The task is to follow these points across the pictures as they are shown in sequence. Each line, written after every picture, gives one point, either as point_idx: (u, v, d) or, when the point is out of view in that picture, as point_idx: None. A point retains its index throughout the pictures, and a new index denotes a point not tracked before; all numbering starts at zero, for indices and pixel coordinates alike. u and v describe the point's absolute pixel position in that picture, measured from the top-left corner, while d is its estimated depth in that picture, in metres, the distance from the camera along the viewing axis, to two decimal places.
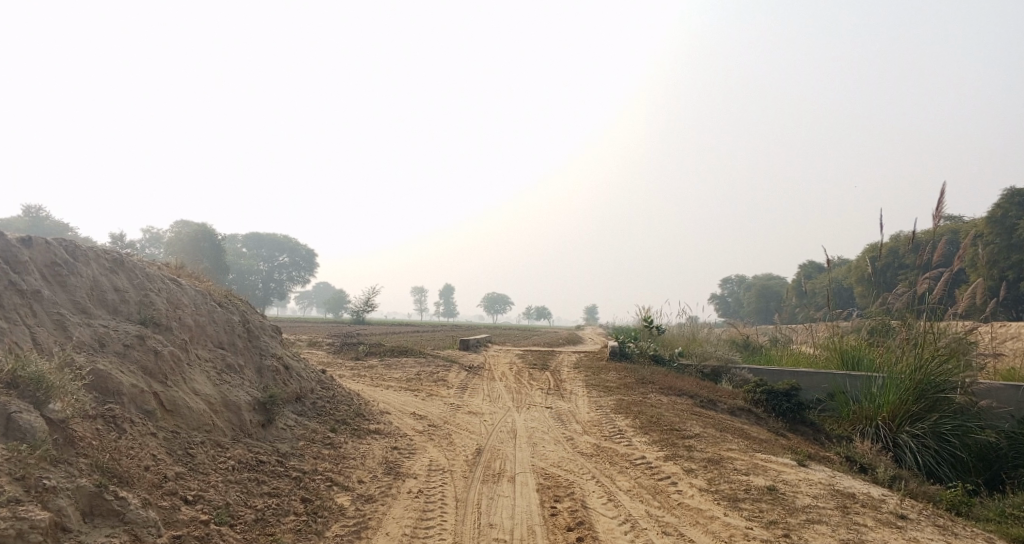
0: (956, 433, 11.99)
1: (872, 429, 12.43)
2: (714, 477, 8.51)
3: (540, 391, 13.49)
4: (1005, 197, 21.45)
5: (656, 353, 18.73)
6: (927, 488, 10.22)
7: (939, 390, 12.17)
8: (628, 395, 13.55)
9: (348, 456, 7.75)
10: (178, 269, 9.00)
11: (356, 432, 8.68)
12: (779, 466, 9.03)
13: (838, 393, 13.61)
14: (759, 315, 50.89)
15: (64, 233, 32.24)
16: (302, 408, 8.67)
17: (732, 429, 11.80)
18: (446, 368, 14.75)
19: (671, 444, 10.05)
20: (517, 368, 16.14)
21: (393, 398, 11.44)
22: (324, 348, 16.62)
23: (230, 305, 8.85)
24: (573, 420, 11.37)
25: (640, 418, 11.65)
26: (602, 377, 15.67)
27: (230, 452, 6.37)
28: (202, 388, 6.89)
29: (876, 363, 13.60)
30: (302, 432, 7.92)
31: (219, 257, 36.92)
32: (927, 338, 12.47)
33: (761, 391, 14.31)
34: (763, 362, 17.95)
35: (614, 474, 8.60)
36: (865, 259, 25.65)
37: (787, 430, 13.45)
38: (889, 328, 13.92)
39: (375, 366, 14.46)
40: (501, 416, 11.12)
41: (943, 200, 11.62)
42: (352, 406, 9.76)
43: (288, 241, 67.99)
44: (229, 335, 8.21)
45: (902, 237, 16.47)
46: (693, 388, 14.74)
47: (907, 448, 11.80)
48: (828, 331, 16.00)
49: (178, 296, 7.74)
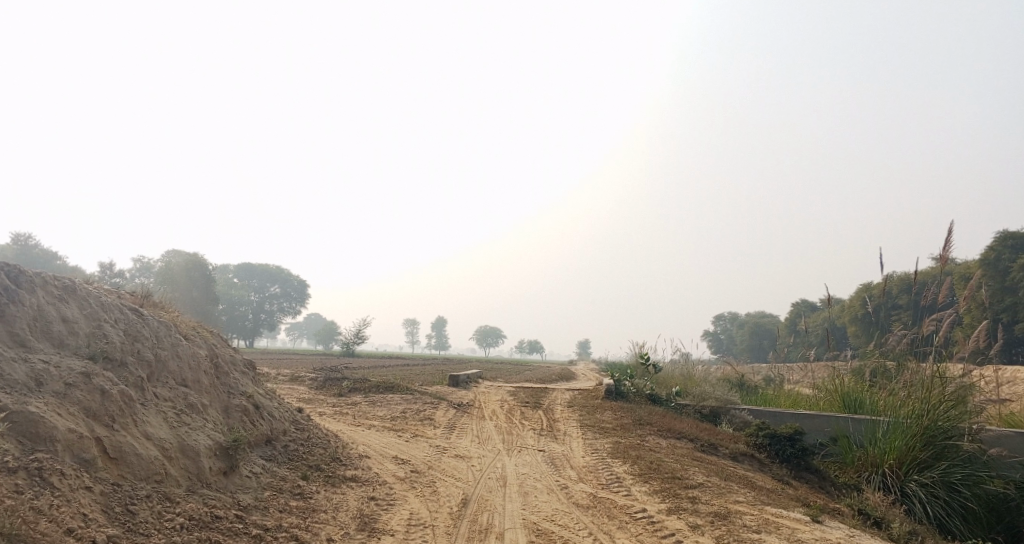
0: (966, 483, 11.27)
1: (877, 477, 11.68)
2: (722, 535, 7.79)
3: (533, 432, 12.74)
4: (998, 241, 21.14)
5: (653, 392, 17.96)
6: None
7: (948, 437, 11.48)
8: (625, 438, 12.81)
9: (318, 508, 7.00)
10: (142, 298, 8.28)
11: (330, 479, 7.94)
12: (791, 523, 8.31)
13: (841, 437, 12.89)
14: (751, 353, 50.33)
15: (51, 259, 31.53)
16: (272, 452, 7.95)
17: (735, 477, 11.05)
18: (434, 406, 13.99)
19: (674, 495, 9.31)
20: (508, 406, 15.37)
21: (374, 439, 10.67)
22: (307, 384, 15.81)
23: (197, 338, 8.12)
24: (567, 466, 10.62)
25: (638, 463, 10.90)
26: (597, 417, 14.93)
27: (180, 508, 5.63)
28: (156, 431, 6.15)
29: (879, 406, 12.94)
30: (269, 480, 7.19)
31: (209, 287, 36.08)
32: (935, 381, 11.82)
33: (764, 435, 13.54)
34: (759, 401, 17.29)
35: (612, 530, 7.87)
36: (860, 298, 25.01)
37: (791, 477, 12.68)
38: (891, 371, 13.33)
39: (359, 403, 13.70)
40: (490, 460, 10.37)
41: (951, 240, 11.18)
42: (328, 449, 9.01)
43: (280, 272, 67.13)
44: (194, 370, 7.48)
45: (903, 273, 15.98)
46: (692, 431, 13.98)
47: (916, 499, 11.06)
48: (827, 372, 15.34)
49: (138, 328, 7.05)
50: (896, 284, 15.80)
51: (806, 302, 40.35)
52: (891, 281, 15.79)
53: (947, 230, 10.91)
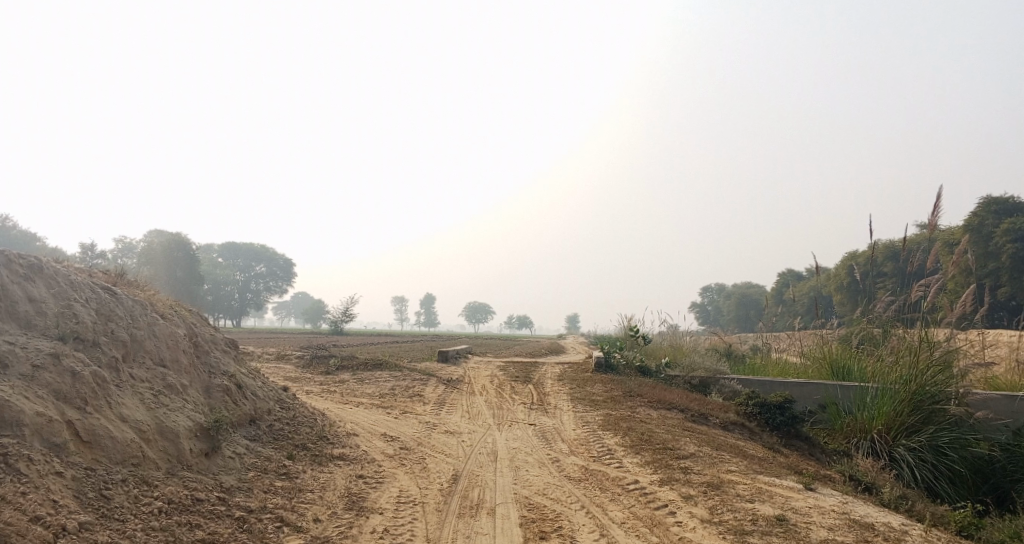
0: (954, 447, 11.23)
1: (866, 442, 11.63)
2: (716, 505, 7.70)
3: (523, 406, 12.62)
4: (981, 206, 21.13)
5: (642, 364, 17.89)
6: (937, 509, 9.46)
7: (935, 402, 11.46)
8: (616, 410, 12.71)
9: (305, 488, 6.84)
10: (117, 277, 8.01)
11: (317, 458, 7.77)
12: (785, 491, 8.24)
13: (829, 404, 12.83)
14: (738, 323, 50.49)
15: (32, 243, 30.98)
16: (257, 432, 7.76)
17: (727, 446, 10.98)
18: (423, 382, 13.82)
19: (666, 466, 9.21)
20: (498, 381, 15.23)
21: (362, 416, 10.49)
22: (293, 363, 15.59)
23: (175, 317, 7.86)
24: (558, 439, 10.50)
25: (630, 435, 10.79)
26: (588, 390, 14.83)
27: (158, 492, 5.43)
28: (132, 413, 5.94)
29: (867, 372, 12.89)
30: (253, 460, 7.00)
31: (194, 267, 35.62)
32: (921, 346, 11.76)
33: (754, 404, 13.48)
34: (747, 370, 17.27)
35: (605, 502, 7.76)
36: (845, 267, 25.01)
37: (782, 445, 12.64)
38: (879, 338, 13.28)
39: (346, 381, 13.51)
40: (481, 436, 10.22)
41: (939, 204, 11.06)
42: (315, 428, 8.83)
43: (265, 251, 66.52)
44: (173, 350, 7.24)
45: (888, 241, 15.93)
46: (682, 401, 13.91)
47: (904, 463, 11.04)
48: (814, 340, 15.31)
49: (111, 308, 6.81)
50: (880, 251, 15.75)
51: (792, 271, 40.42)
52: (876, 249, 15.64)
53: (936, 194, 10.79)
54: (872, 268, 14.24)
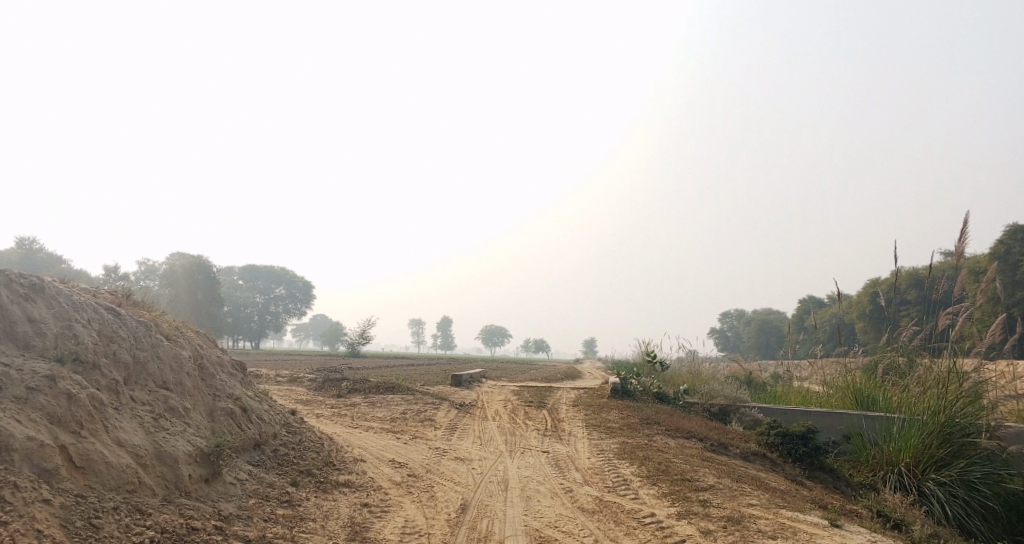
0: (985, 482, 10.77)
1: (892, 475, 11.19)
2: (736, 542, 7.40)
3: (537, 433, 12.32)
4: (1007, 234, 20.62)
5: (660, 390, 17.51)
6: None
7: (965, 434, 11.01)
8: (632, 438, 12.38)
9: (307, 517, 6.61)
10: (123, 297, 7.89)
11: (321, 485, 7.55)
12: (808, 527, 7.90)
13: (854, 434, 12.41)
14: (758, 349, 49.72)
15: (57, 263, 31.23)
16: (261, 458, 7.55)
17: (747, 478, 10.61)
18: (436, 407, 13.57)
19: (684, 498, 8.88)
20: (512, 406, 14.94)
21: (372, 441, 10.25)
22: (305, 385, 15.41)
23: (180, 338, 7.70)
24: (572, 468, 10.19)
25: (646, 465, 10.47)
26: (603, 417, 14.49)
27: (150, 521, 5.24)
28: (129, 436, 5.76)
29: (893, 403, 12.47)
30: (255, 487, 6.79)
31: (214, 288, 35.55)
32: (950, 376, 11.35)
33: (776, 434, 13.06)
34: (767, 398, 16.85)
35: (620, 537, 7.47)
36: (866, 294, 24.53)
37: (805, 477, 12.21)
38: (906, 368, 12.85)
39: (358, 404, 13.29)
40: (492, 463, 9.95)
41: (966, 230, 10.71)
42: (321, 453, 8.60)
43: (284, 273, 66.80)
44: (177, 372, 7.07)
45: (911, 268, 15.54)
46: (701, 430, 13.53)
47: (934, 498, 10.57)
48: (837, 369, 14.89)
49: (113, 328, 6.67)
50: (904, 279, 15.35)
51: (812, 298, 39.90)
52: (900, 277, 15.24)
53: (963, 220, 10.45)
54: (895, 295, 13.84)
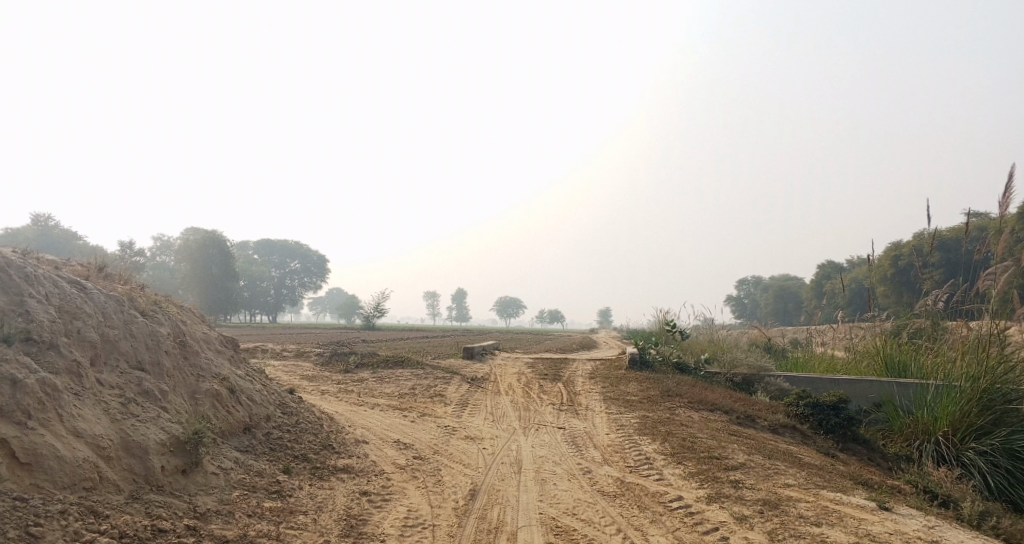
0: None
1: (928, 445, 10.35)
2: (776, 529, 6.74)
3: (553, 408, 11.61)
4: None
5: (680, 360, 16.74)
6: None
7: (1007, 401, 10.06)
8: (653, 411, 11.64)
9: (297, 510, 5.95)
10: (96, 270, 7.18)
11: (317, 472, 6.88)
12: (855, 512, 7.22)
13: (885, 402, 11.56)
14: (775, 315, 48.70)
15: (71, 239, 30.83)
16: (251, 443, 6.88)
17: (779, 453, 9.86)
18: (447, 381, 12.90)
19: (713, 478, 8.17)
20: (526, 379, 14.24)
21: (376, 420, 9.58)
22: (312, 360, 14.78)
23: (158, 314, 6.97)
24: (590, 445, 9.49)
25: (670, 441, 9.74)
26: (622, 389, 13.75)
27: (106, 525, 4.75)
28: (90, 425, 5.19)
29: (927, 368, 11.60)
30: (241, 476, 6.12)
31: (228, 263, 34.91)
32: (991, 339, 10.37)
33: (805, 404, 12.29)
34: (789, 366, 16.03)
35: (645, 524, 6.82)
36: (888, 256, 23.45)
37: (837, 450, 11.41)
38: (939, 331, 11.94)
39: (365, 380, 12.64)
40: (505, 442, 9.26)
41: (1011, 185, 9.75)
42: (320, 436, 7.93)
43: (298, 247, 66.35)
44: (153, 351, 6.38)
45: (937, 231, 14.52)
46: (726, 402, 12.74)
47: (975, 469, 9.75)
48: (865, 335, 14.02)
49: (77, 303, 5.99)
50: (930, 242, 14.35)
51: (830, 263, 38.79)
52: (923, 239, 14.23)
53: (1010, 172, 9.49)
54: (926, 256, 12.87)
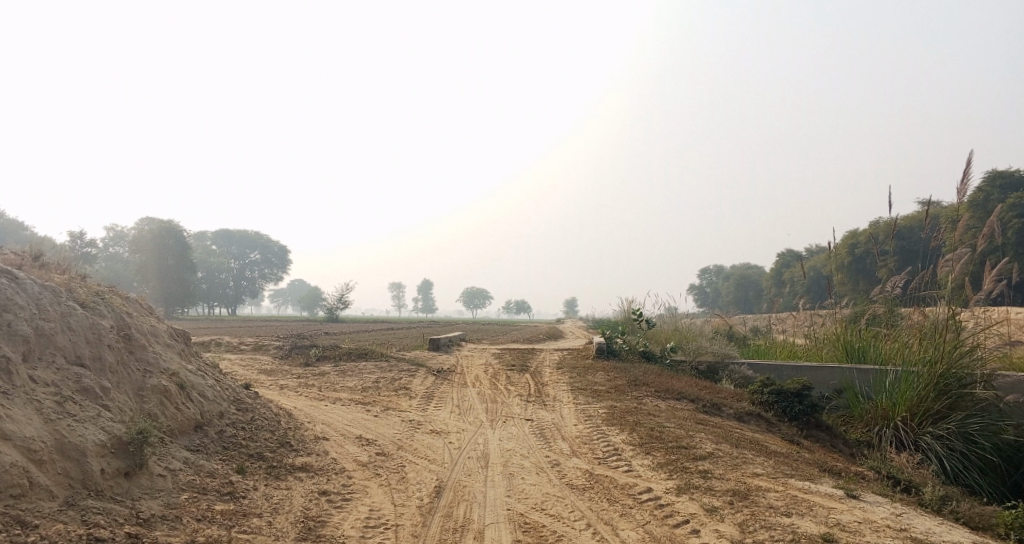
0: (984, 434, 9.91)
1: (889, 430, 10.32)
2: (747, 521, 6.60)
3: (519, 399, 11.39)
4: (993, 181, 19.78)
5: (646, 349, 16.65)
6: (984, 510, 8.20)
7: (961, 385, 10.13)
8: (621, 401, 11.49)
9: (250, 513, 5.63)
10: (32, 260, 6.73)
11: (273, 472, 6.54)
12: (825, 501, 7.14)
13: (846, 388, 11.54)
14: (737, 304, 49.21)
15: (20, 230, 29.69)
16: (202, 442, 6.50)
17: (746, 442, 9.77)
18: (411, 373, 12.59)
19: (682, 469, 8.02)
20: (493, 370, 14.00)
21: (337, 416, 9.25)
22: (272, 354, 14.35)
23: (100, 306, 6.54)
24: (558, 437, 9.29)
25: (638, 431, 9.58)
26: (589, 379, 13.60)
27: (35, 536, 4.50)
28: (20, 427, 4.89)
29: (886, 353, 11.55)
30: (190, 478, 5.76)
31: (186, 255, 34.02)
32: (947, 325, 10.35)
33: (770, 392, 12.25)
34: (752, 353, 16.05)
35: (615, 518, 6.63)
36: (845, 244, 23.69)
37: (801, 436, 11.35)
38: (896, 316, 11.99)
39: (326, 374, 12.26)
40: (471, 435, 9.01)
41: (970, 172, 9.77)
42: (277, 433, 7.57)
43: (258, 239, 65.12)
44: (94, 345, 5.98)
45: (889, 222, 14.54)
46: (692, 390, 12.64)
47: (931, 452, 9.75)
48: (824, 322, 14.04)
49: (8, 295, 5.59)
50: (885, 231, 14.36)
51: (790, 252, 39.29)
52: (875, 229, 14.25)
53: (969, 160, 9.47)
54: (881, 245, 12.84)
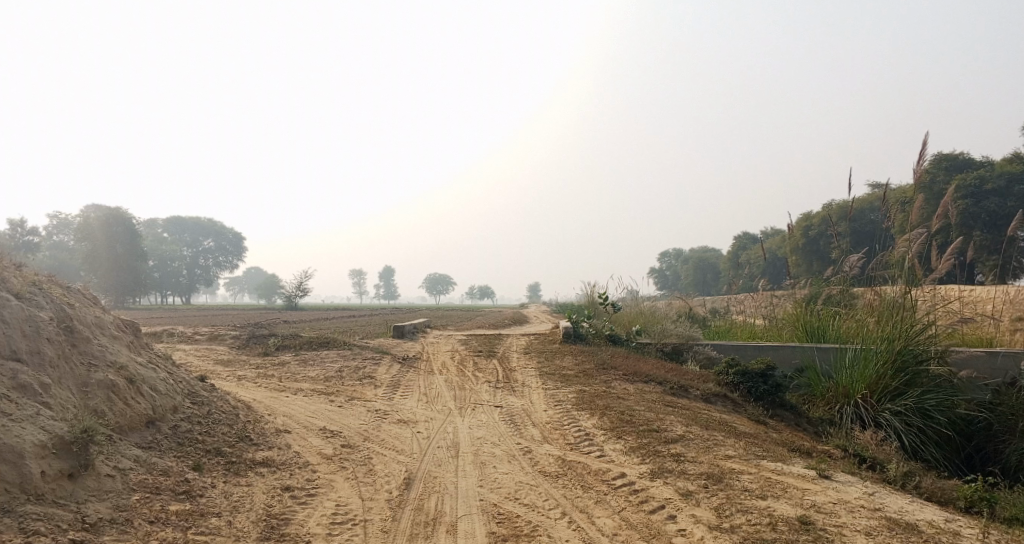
0: (940, 409, 9.92)
1: (849, 408, 10.29)
2: (723, 505, 6.48)
3: (487, 386, 11.16)
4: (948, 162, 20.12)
5: (613, 332, 16.55)
6: (945, 485, 8.19)
7: (917, 361, 10.16)
8: (589, 385, 11.35)
9: (208, 512, 5.32)
10: None
11: (232, 467, 6.21)
12: (798, 483, 7.06)
13: (809, 369, 11.54)
14: (697, 287, 49.67)
15: None
16: (155, 438, 6.13)
17: (716, 424, 9.70)
18: (376, 362, 12.27)
19: (655, 453, 7.89)
20: (459, 357, 13.74)
21: (299, 407, 8.90)
22: (229, 344, 13.86)
23: (37, 297, 6.11)
24: (528, 423, 9.08)
25: (608, 415, 9.43)
26: (557, 364, 13.44)
27: None
28: None
29: (846, 332, 11.56)
30: (143, 477, 5.41)
31: (137, 242, 33.01)
32: (902, 305, 10.40)
33: (735, 373, 12.19)
34: (713, 333, 16.07)
35: (590, 506, 6.46)
36: (800, 226, 23.92)
37: (767, 416, 11.26)
38: (852, 295, 12.11)
39: (287, 363, 11.87)
40: (439, 424, 8.75)
41: (926, 152, 9.79)
42: (236, 426, 7.22)
43: (213, 226, 63.62)
44: (32, 339, 5.61)
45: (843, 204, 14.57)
46: (659, 373, 12.55)
47: (890, 428, 9.73)
48: (782, 302, 14.12)
49: None
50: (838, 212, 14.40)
51: (747, 235, 39.68)
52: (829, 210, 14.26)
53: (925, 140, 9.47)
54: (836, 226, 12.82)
